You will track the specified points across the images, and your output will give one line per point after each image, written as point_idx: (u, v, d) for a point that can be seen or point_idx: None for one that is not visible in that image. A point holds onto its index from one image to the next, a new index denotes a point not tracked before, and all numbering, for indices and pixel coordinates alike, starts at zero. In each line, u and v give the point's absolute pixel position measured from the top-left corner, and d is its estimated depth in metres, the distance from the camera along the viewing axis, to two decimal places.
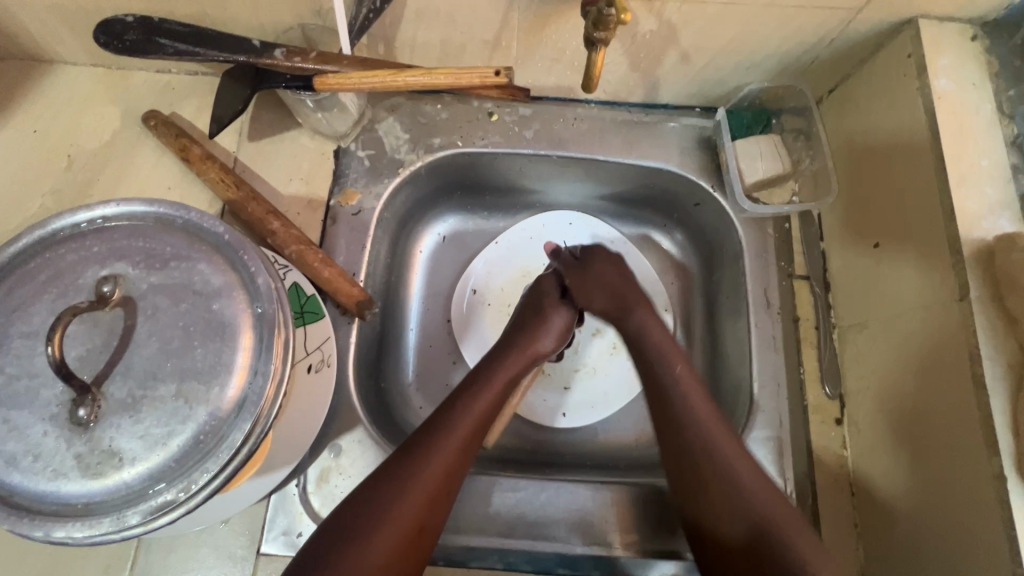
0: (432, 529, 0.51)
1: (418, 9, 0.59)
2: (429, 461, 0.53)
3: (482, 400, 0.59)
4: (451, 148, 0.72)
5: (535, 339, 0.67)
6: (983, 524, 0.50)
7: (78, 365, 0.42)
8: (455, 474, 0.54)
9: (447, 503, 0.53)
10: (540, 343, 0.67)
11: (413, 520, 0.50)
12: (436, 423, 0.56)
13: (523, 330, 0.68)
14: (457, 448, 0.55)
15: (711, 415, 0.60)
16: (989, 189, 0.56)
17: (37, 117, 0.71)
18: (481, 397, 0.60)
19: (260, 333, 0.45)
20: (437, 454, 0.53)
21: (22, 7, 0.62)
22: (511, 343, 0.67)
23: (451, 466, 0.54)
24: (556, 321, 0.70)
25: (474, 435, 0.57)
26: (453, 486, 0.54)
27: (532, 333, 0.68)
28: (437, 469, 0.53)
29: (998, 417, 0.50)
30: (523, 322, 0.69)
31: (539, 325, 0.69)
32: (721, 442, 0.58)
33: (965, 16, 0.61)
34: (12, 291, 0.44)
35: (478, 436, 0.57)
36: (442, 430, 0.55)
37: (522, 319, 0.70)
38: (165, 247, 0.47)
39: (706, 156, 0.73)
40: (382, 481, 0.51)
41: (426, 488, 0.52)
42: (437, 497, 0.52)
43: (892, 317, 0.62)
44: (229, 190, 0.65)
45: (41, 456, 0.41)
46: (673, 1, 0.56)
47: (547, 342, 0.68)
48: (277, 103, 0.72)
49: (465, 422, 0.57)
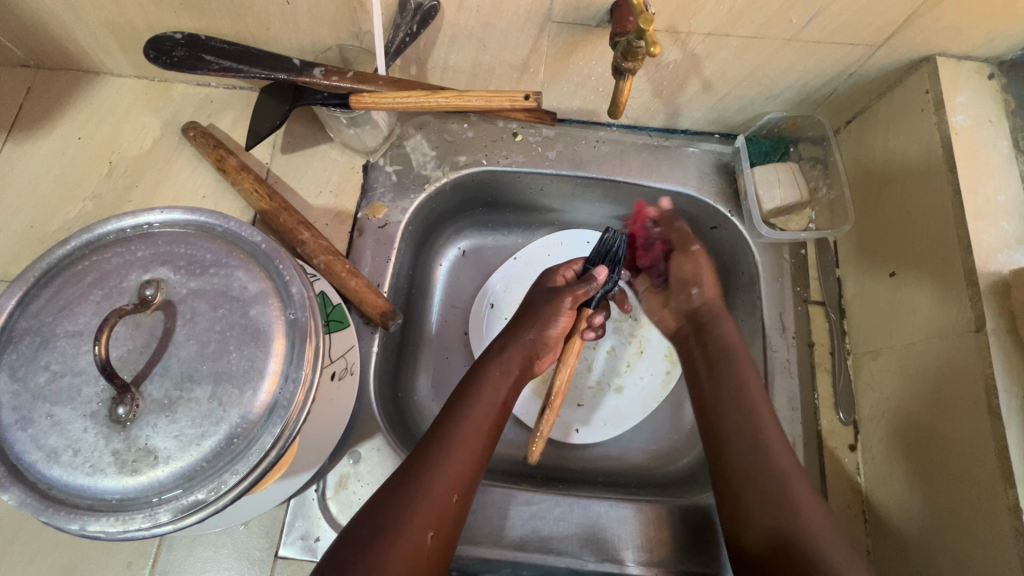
0: (444, 538, 0.51)
1: (451, 34, 0.61)
2: (437, 474, 0.53)
3: (483, 400, 0.60)
4: (475, 166, 0.75)
5: (545, 330, 0.67)
6: (999, 558, 0.50)
7: (119, 364, 0.44)
8: (463, 482, 0.54)
9: (460, 508, 0.53)
10: (540, 334, 0.67)
11: (424, 533, 0.50)
12: (436, 432, 0.56)
13: (519, 329, 0.67)
14: (463, 455, 0.55)
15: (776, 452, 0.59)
16: (1006, 223, 0.57)
17: (80, 125, 0.75)
18: (482, 396, 0.60)
19: (292, 339, 0.46)
20: (446, 460, 0.54)
21: (77, 23, 0.65)
22: (504, 341, 0.67)
23: (457, 472, 0.54)
24: (559, 309, 0.68)
25: (478, 435, 0.57)
26: (460, 493, 0.54)
27: (532, 322, 0.67)
28: (442, 473, 0.53)
29: (1014, 447, 0.51)
30: (524, 315, 0.69)
31: (540, 315, 0.68)
32: (782, 448, 0.59)
33: (983, 56, 0.63)
34: (59, 292, 0.46)
35: (483, 437, 0.58)
36: (445, 435, 0.56)
37: (525, 313, 0.69)
38: (206, 254, 0.48)
39: (724, 181, 0.75)
40: (389, 494, 0.52)
41: (434, 497, 0.52)
42: (446, 507, 0.52)
43: (907, 344, 0.63)
44: (262, 200, 0.68)
45: (80, 452, 0.42)
46: (698, 34, 0.58)
47: (550, 330, 0.68)
48: (310, 118, 0.75)
49: (465, 425, 0.57)
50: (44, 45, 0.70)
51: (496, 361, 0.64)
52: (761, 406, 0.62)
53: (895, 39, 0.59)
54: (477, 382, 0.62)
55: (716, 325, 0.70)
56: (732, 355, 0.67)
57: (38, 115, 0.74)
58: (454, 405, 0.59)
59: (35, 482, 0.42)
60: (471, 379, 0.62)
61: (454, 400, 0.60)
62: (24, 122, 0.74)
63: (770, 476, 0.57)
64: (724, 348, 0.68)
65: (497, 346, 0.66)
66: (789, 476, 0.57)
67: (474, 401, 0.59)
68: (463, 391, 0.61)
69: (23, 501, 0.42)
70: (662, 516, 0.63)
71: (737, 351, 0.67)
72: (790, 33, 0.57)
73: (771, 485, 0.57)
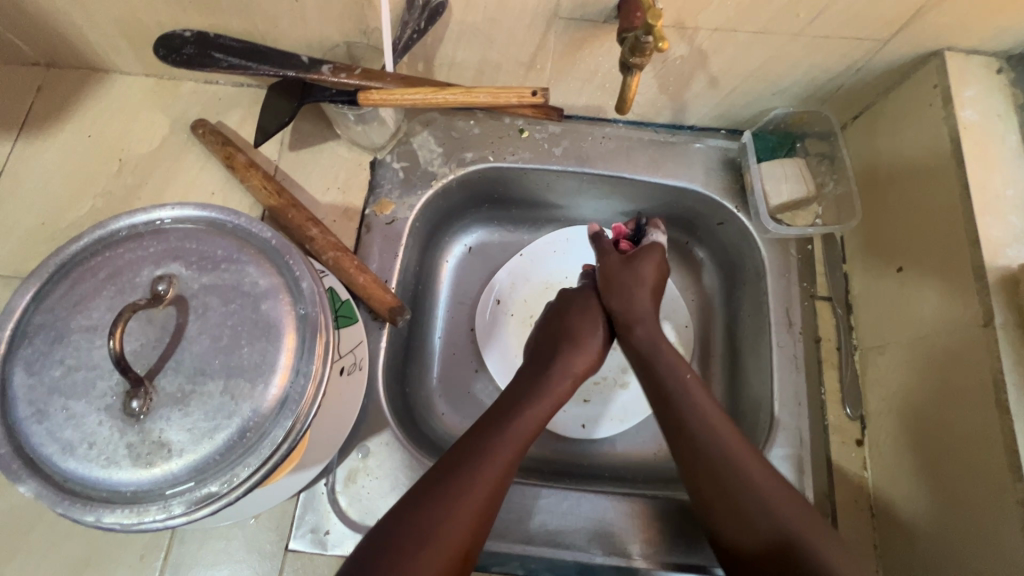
0: (476, 550, 0.52)
1: (459, 30, 0.62)
2: (477, 484, 0.53)
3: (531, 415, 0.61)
4: (482, 163, 0.75)
5: (591, 351, 0.69)
6: (1007, 551, 0.50)
7: (133, 358, 0.45)
8: (500, 498, 0.55)
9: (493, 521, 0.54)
10: (591, 355, 0.69)
11: (461, 542, 0.50)
12: (479, 444, 0.57)
13: (575, 345, 0.69)
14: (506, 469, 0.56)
15: (749, 449, 0.58)
16: (1015, 218, 0.57)
17: (89, 123, 0.75)
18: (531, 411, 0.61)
19: (303, 334, 0.47)
20: (487, 471, 0.54)
21: (87, 22, 0.66)
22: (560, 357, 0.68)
23: (497, 486, 0.54)
24: (602, 333, 0.71)
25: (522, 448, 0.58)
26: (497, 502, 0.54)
27: (585, 341, 0.69)
28: (481, 487, 0.53)
29: (1021, 442, 0.51)
30: (580, 327, 0.70)
31: (592, 332, 0.70)
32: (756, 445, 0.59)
33: (991, 50, 0.63)
34: (73, 287, 0.47)
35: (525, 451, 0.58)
36: (490, 446, 0.57)
37: (578, 325, 0.71)
38: (217, 250, 0.49)
39: (731, 177, 0.75)
40: (426, 501, 0.52)
41: (474, 509, 0.52)
42: (482, 521, 0.52)
43: (914, 339, 0.63)
44: (270, 197, 0.68)
45: (95, 445, 0.43)
46: (705, 29, 0.58)
47: (596, 350, 0.70)
48: (317, 115, 0.76)
49: (510, 438, 0.58)
50: (54, 43, 0.70)
51: (551, 379, 0.65)
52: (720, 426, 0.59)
53: (903, 33, 0.59)
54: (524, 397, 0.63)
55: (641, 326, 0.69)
56: (653, 360, 0.66)
57: (48, 113, 0.75)
58: (500, 417, 0.60)
59: (51, 474, 0.43)
60: (519, 394, 0.63)
61: (501, 412, 0.61)
62: (35, 120, 0.74)
63: (747, 473, 0.56)
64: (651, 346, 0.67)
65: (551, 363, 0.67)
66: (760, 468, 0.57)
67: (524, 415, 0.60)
68: (511, 403, 0.62)
69: (39, 492, 0.42)
70: (669, 509, 0.64)
71: (652, 353, 0.67)
72: (798, 27, 0.57)
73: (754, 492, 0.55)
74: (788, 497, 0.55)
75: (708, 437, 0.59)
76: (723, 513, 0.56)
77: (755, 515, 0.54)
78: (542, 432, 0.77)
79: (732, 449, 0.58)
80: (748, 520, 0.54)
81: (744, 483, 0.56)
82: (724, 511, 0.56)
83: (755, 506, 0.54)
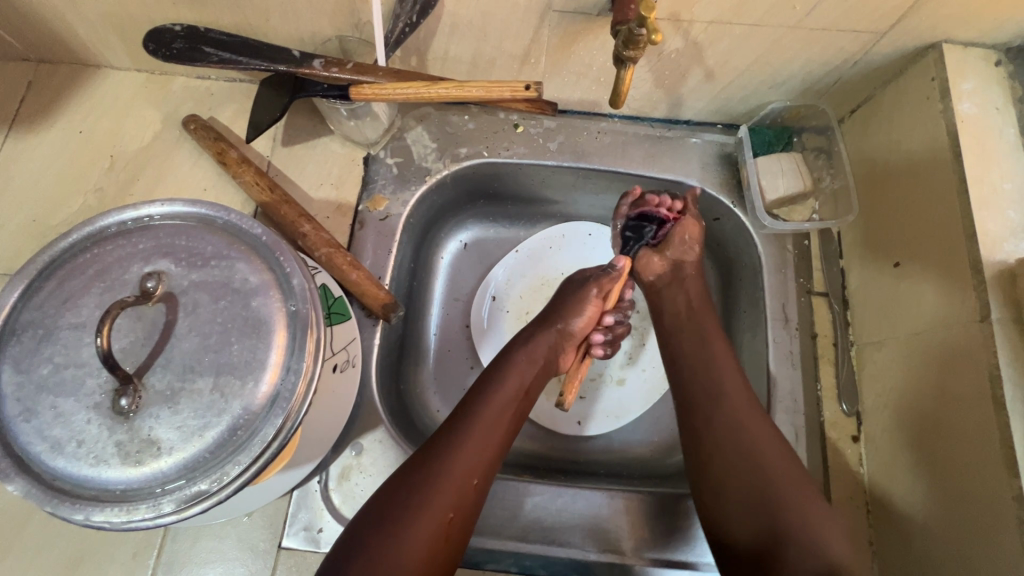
0: (462, 521, 0.52)
1: (452, 24, 0.61)
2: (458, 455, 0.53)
3: (502, 392, 0.60)
4: (477, 158, 0.74)
5: (570, 320, 0.68)
6: (1002, 547, 0.50)
7: (122, 357, 0.44)
8: (484, 468, 0.54)
9: (480, 491, 0.54)
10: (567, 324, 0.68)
11: (443, 514, 0.51)
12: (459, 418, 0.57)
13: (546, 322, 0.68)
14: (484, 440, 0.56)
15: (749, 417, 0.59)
16: (1012, 212, 0.57)
17: (80, 119, 0.75)
18: (501, 388, 0.60)
19: (294, 331, 0.46)
20: (467, 442, 0.55)
21: (76, 16, 0.65)
22: (535, 330, 0.68)
23: (479, 457, 0.54)
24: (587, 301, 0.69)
25: (497, 427, 0.57)
26: (480, 478, 0.54)
27: (561, 312, 0.69)
28: (460, 459, 0.53)
29: (1018, 438, 0.50)
30: (552, 309, 0.70)
31: (569, 307, 0.69)
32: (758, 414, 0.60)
33: (990, 42, 0.62)
34: (61, 284, 0.47)
35: (502, 429, 0.57)
36: (469, 416, 0.57)
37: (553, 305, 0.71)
38: (207, 246, 0.48)
39: (727, 172, 0.75)
40: (411, 474, 0.53)
41: (454, 480, 0.52)
42: (465, 491, 0.52)
43: (910, 335, 0.62)
44: (262, 193, 0.68)
45: (84, 443, 0.43)
46: (700, 22, 0.57)
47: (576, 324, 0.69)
48: (310, 110, 0.75)
49: (487, 409, 0.58)
50: (44, 38, 0.70)
51: (522, 351, 0.65)
52: (735, 394, 0.61)
53: (900, 26, 0.58)
54: (502, 369, 0.63)
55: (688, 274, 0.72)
56: (698, 303, 0.70)
57: (38, 108, 0.74)
58: (480, 389, 0.60)
59: (40, 473, 0.43)
60: (497, 366, 0.64)
61: (482, 384, 0.61)
62: (26, 116, 0.74)
63: (739, 446, 0.57)
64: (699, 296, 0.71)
65: (524, 337, 0.67)
66: (761, 441, 0.57)
67: (499, 384, 0.61)
68: (490, 375, 0.62)
69: (29, 491, 0.42)
70: (663, 505, 0.63)
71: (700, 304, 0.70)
72: (795, 19, 0.57)
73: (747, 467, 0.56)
74: (787, 457, 0.57)
75: (714, 408, 0.61)
76: (728, 472, 0.57)
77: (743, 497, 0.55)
78: (538, 429, 0.77)
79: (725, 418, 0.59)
80: (743, 481, 0.56)
81: (740, 460, 0.57)
82: (731, 477, 0.56)
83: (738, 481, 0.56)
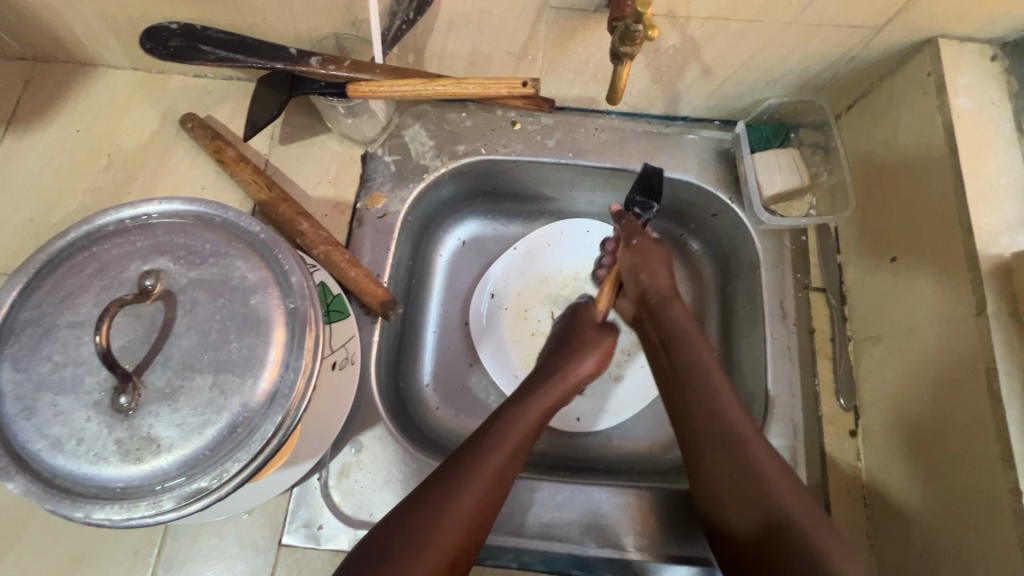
0: (467, 556, 0.52)
1: (448, 21, 0.61)
2: (468, 488, 0.53)
3: (519, 426, 0.59)
4: (475, 156, 0.74)
5: (580, 365, 0.67)
6: (1000, 544, 0.50)
7: (121, 355, 0.44)
8: (492, 503, 0.54)
9: (485, 527, 0.54)
10: (580, 367, 0.67)
11: (450, 548, 0.50)
12: (471, 453, 0.56)
13: (563, 364, 0.67)
14: (495, 479, 0.55)
15: (741, 417, 0.58)
16: (1009, 206, 0.57)
17: (77, 118, 0.74)
18: (519, 422, 0.60)
19: (293, 329, 0.46)
20: (478, 478, 0.54)
21: (73, 15, 0.65)
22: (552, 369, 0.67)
23: (489, 493, 0.54)
24: (595, 347, 0.68)
25: (510, 464, 0.57)
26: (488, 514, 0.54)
27: (572, 356, 0.68)
28: (472, 494, 0.53)
29: (1015, 431, 0.50)
30: (563, 349, 0.69)
31: (576, 352, 0.68)
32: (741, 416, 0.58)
33: (985, 37, 0.62)
34: (59, 283, 0.47)
35: (514, 464, 0.57)
36: (482, 453, 0.56)
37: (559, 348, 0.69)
38: (206, 244, 0.48)
39: (724, 168, 0.75)
40: (418, 505, 0.52)
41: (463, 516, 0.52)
42: (472, 526, 0.52)
43: (907, 330, 0.63)
44: (260, 191, 0.68)
45: (84, 441, 0.43)
46: (697, 18, 0.58)
47: (585, 367, 0.67)
48: (307, 108, 0.75)
49: (501, 446, 0.57)
50: (40, 37, 0.69)
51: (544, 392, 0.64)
52: (734, 412, 0.59)
53: (896, 21, 0.58)
54: (515, 407, 0.62)
55: (668, 307, 0.67)
56: (680, 337, 0.64)
57: (35, 108, 0.74)
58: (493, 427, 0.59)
59: (40, 470, 0.43)
60: (512, 404, 0.62)
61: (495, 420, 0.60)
62: (22, 115, 0.74)
63: (732, 452, 0.56)
64: (677, 326, 0.65)
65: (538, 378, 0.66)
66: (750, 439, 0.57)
67: (513, 423, 0.60)
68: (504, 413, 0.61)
69: (28, 489, 0.42)
70: (662, 500, 0.64)
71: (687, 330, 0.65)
72: (791, 15, 0.57)
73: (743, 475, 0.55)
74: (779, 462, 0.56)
75: (704, 419, 0.59)
76: (724, 481, 0.56)
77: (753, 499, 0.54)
78: None
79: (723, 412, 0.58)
80: (757, 505, 0.54)
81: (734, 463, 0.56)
82: (727, 491, 0.55)
83: (752, 486, 0.54)
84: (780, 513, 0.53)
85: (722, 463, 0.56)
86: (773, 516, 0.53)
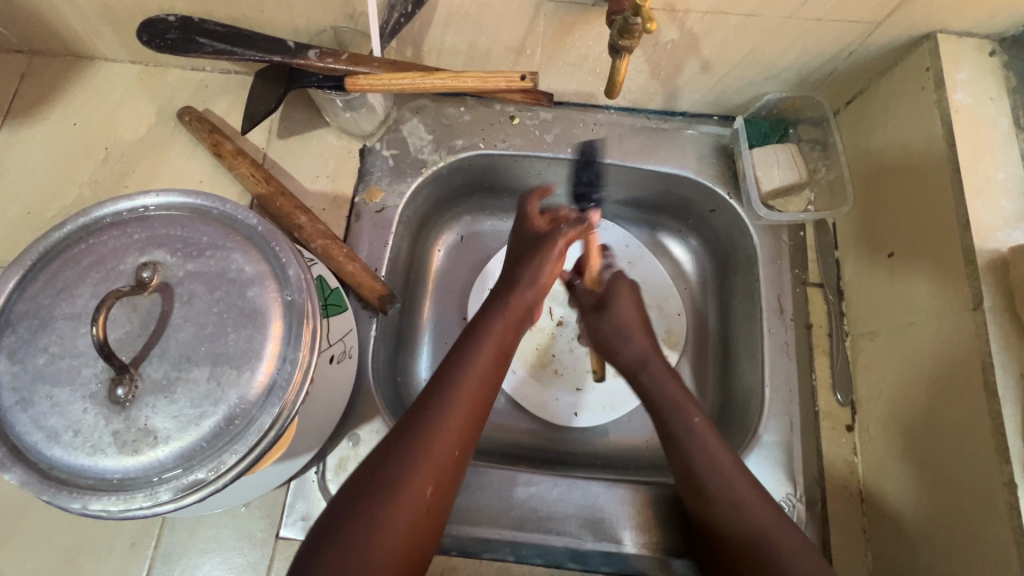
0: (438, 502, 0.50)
1: (447, 14, 0.61)
2: (436, 431, 0.51)
3: (479, 357, 0.58)
4: (473, 150, 0.74)
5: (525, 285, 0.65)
6: (996, 538, 0.50)
7: (118, 346, 0.44)
8: (459, 442, 0.52)
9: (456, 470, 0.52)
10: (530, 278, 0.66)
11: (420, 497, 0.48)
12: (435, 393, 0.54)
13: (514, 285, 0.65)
14: (460, 417, 0.53)
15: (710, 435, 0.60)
16: (1006, 201, 0.57)
17: (74, 111, 0.74)
18: (478, 352, 0.58)
19: (290, 322, 0.46)
20: (444, 419, 0.52)
21: (70, 7, 0.65)
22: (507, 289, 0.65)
23: (455, 433, 0.52)
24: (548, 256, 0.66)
25: (475, 406, 0.55)
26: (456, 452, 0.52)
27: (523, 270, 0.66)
28: (439, 438, 0.51)
29: (1010, 425, 0.51)
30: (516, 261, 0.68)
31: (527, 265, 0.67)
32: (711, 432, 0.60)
33: (984, 33, 0.62)
34: (56, 275, 0.47)
35: (482, 396, 0.56)
36: (444, 391, 0.54)
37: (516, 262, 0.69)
38: (202, 237, 0.48)
39: (722, 163, 0.75)
40: (386, 453, 0.50)
41: (433, 459, 0.50)
42: (442, 471, 0.50)
43: (904, 325, 0.63)
44: (258, 184, 0.68)
45: (81, 432, 0.43)
46: (696, 12, 0.57)
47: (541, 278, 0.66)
48: (305, 102, 0.75)
49: (463, 383, 0.55)
50: (36, 29, 0.69)
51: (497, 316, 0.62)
52: (702, 430, 0.60)
53: (894, 16, 0.58)
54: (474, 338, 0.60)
55: (645, 372, 0.67)
56: (663, 408, 0.64)
57: (31, 100, 0.74)
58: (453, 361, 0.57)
59: (37, 462, 0.43)
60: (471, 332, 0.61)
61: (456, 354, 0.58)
62: (19, 108, 0.73)
63: (704, 470, 0.58)
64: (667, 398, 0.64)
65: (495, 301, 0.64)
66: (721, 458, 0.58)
67: (471, 352, 0.58)
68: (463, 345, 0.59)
69: (25, 480, 0.42)
70: (658, 494, 0.64)
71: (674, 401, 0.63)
72: (790, 9, 0.57)
73: (722, 494, 0.56)
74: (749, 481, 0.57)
75: (681, 441, 0.60)
76: (707, 503, 0.57)
77: (729, 518, 0.55)
78: (534, 420, 0.77)
79: (688, 427, 0.61)
80: (733, 524, 0.55)
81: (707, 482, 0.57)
82: (712, 510, 0.57)
83: (730, 510, 0.56)
84: (761, 531, 0.54)
85: (706, 479, 0.58)
86: (757, 533, 0.54)
